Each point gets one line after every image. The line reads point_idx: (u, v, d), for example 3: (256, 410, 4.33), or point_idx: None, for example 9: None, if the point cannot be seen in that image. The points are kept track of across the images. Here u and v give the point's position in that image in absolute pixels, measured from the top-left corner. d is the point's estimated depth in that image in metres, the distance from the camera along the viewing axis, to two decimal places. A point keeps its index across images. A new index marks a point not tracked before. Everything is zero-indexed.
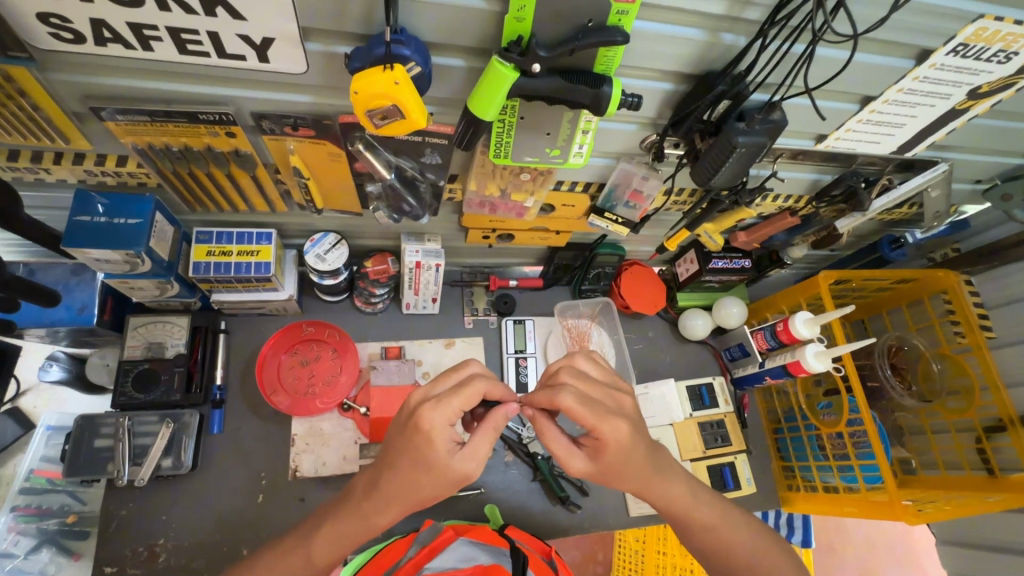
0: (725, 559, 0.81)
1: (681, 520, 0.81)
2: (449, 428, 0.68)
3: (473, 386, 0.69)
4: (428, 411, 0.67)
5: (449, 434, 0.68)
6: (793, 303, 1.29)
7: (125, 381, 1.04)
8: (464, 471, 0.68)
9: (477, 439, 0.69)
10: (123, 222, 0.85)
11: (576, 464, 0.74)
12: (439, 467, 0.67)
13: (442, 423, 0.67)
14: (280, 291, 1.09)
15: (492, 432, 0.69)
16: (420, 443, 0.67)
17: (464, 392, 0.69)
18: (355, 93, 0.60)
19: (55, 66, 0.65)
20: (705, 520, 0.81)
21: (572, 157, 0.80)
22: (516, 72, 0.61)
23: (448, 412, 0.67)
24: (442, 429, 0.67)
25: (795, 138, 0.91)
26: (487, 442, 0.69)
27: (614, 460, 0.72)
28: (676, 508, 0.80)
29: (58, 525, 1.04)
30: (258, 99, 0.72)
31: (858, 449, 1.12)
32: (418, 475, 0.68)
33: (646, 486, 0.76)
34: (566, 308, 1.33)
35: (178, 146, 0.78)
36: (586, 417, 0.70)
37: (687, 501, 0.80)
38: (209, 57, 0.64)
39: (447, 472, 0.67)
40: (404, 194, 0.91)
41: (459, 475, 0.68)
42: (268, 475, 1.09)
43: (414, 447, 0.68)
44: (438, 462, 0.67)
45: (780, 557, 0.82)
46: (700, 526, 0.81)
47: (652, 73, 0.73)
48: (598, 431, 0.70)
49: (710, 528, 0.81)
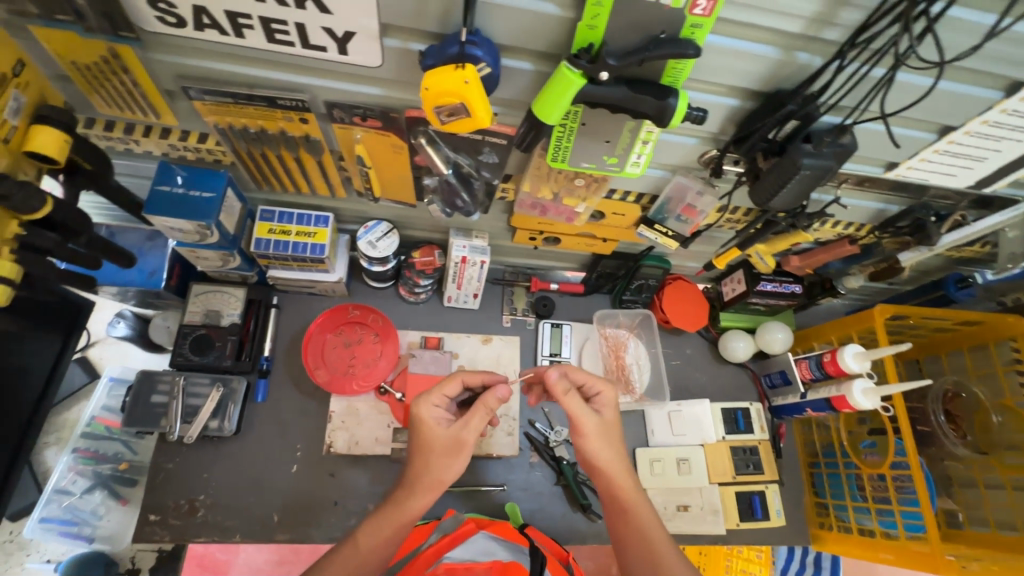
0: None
1: (627, 523, 0.81)
2: (435, 410, 0.83)
3: (456, 380, 0.86)
4: (418, 401, 0.83)
5: (435, 416, 0.82)
6: (843, 335, 1.24)
7: (183, 344, 1.11)
8: (458, 440, 0.80)
9: (469, 415, 0.81)
10: (198, 195, 0.91)
11: (589, 421, 0.84)
12: (440, 443, 0.80)
13: (428, 406, 0.82)
14: (331, 273, 1.14)
15: (486, 410, 0.81)
16: (419, 429, 0.82)
17: (445, 384, 0.85)
18: (426, 89, 0.63)
19: (156, 46, 0.70)
20: (651, 539, 0.79)
21: (629, 167, 0.79)
22: (583, 78, 0.63)
23: (433, 400, 0.83)
24: (429, 413, 0.82)
25: (864, 164, 0.88)
26: (478, 416, 0.81)
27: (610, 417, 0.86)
28: (630, 514, 0.81)
29: (111, 471, 1.19)
30: (332, 89, 0.76)
31: (901, 495, 1.07)
32: (429, 456, 0.80)
33: (604, 465, 0.83)
34: (605, 316, 1.32)
35: (255, 128, 0.83)
36: (586, 376, 0.88)
37: (642, 511, 0.81)
38: (294, 46, 0.68)
39: (445, 443, 0.80)
40: (458, 190, 0.93)
41: (457, 443, 0.80)
42: (303, 447, 1.13)
43: (418, 437, 0.82)
44: (436, 437, 0.81)
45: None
46: (646, 538, 0.79)
47: (719, 87, 0.73)
48: (598, 389, 0.88)
49: (657, 548, 0.79)
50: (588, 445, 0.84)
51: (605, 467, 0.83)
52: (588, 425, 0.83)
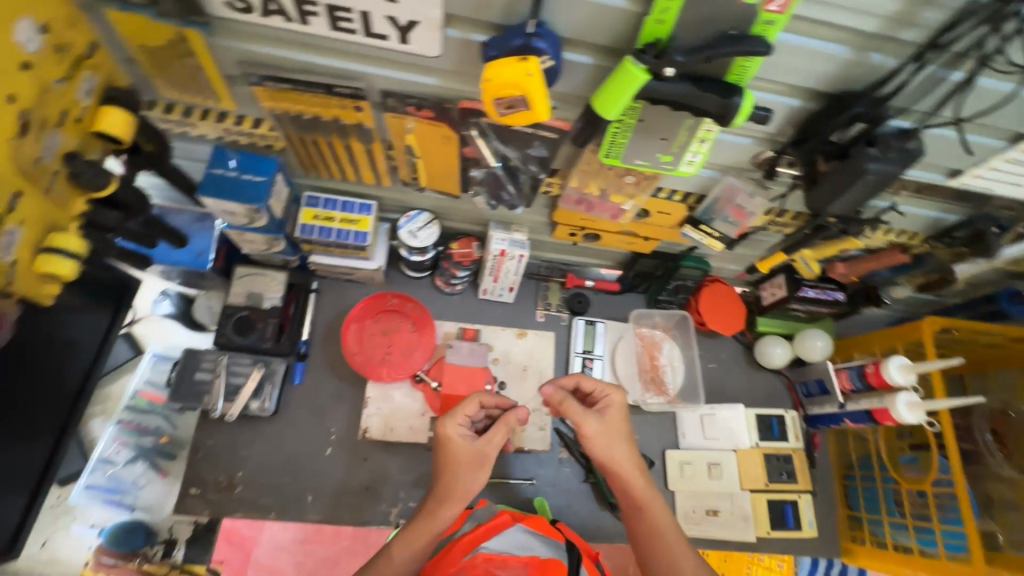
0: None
1: (645, 529, 0.79)
2: (460, 428, 0.84)
3: (473, 400, 0.88)
4: (442, 420, 0.84)
5: (461, 432, 0.84)
6: (886, 346, 1.21)
7: (225, 325, 1.13)
8: (483, 456, 0.83)
9: (492, 432, 0.84)
10: (250, 179, 0.93)
11: (589, 422, 0.84)
12: (467, 456, 0.82)
13: (453, 423, 0.84)
14: (371, 261, 1.16)
15: (506, 428, 0.85)
16: (444, 447, 0.84)
17: (464, 405, 0.87)
18: (487, 81, 0.63)
19: (222, 31, 0.72)
20: (670, 543, 0.78)
21: (683, 165, 0.78)
22: (648, 74, 0.62)
23: (458, 418, 0.85)
24: (454, 431, 0.84)
25: (927, 171, 0.85)
26: (501, 434, 0.84)
27: (617, 418, 0.85)
28: (644, 515, 0.80)
29: (152, 444, 1.24)
30: (390, 78, 0.76)
31: (943, 513, 1.04)
32: (457, 471, 0.81)
33: (621, 468, 0.82)
34: (640, 316, 1.31)
35: (310, 115, 0.84)
36: (594, 383, 0.89)
37: (659, 515, 0.80)
38: (356, 35, 0.68)
39: (472, 457, 0.82)
40: (504, 182, 0.95)
41: (482, 456, 0.82)
42: (338, 431, 1.15)
43: (445, 455, 0.83)
44: (461, 452, 0.82)
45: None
46: (664, 540, 0.78)
47: (783, 87, 0.71)
48: (605, 392, 0.87)
49: (673, 548, 0.77)
50: (599, 446, 0.83)
51: (615, 465, 0.83)
52: (589, 427, 0.83)
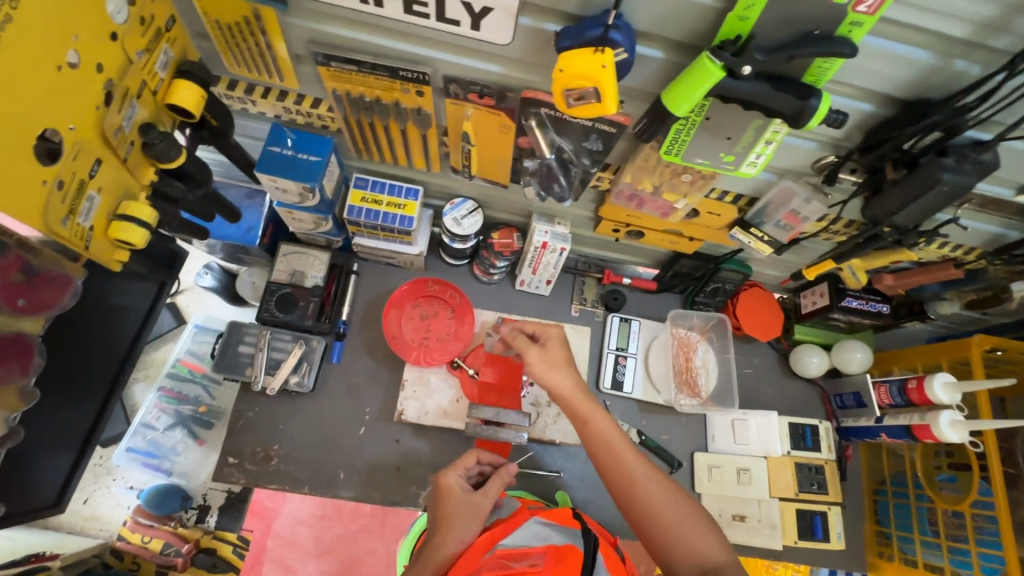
0: (628, 493, 0.80)
1: (592, 441, 0.86)
2: (457, 478, 0.96)
3: (469, 456, 1.00)
4: (443, 471, 0.98)
5: (458, 482, 0.96)
6: (930, 362, 1.18)
7: (269, 300, 1.15)
8: (479, 508, 0.92)
9: (488, 484, 0.96)
10: (305, 158, 0.94)
11: (531, 352, 0.96)
12: (463, 504, 0.92)
13: (452, 473, 0.97)
14: (413, 246, 1.18)
15: (501, 481, 0.96)
16: (441, 497, 0.94)
17: (463, 458, 1.00)
18: (560, 71, 0.63)
19: (296, 11, 0.73)
20: (613, 447, 0.84)
21: (744, 167, 0.77)
22: (723, 72, 0.61)
23: (455, 471, 0.97)
24: (453, 480, 0.96)
25: (995, 185, 0.83)
26: (496, 485, 0.96)
27: (557, 349, 0.96)
28: (588, 431, 0.87)
29: (191, 412, 1.27)
30: (455, 64, 0.76)
31: (980, 535, 1.03)
32: (453, 516, 0.90)
33: (564, 391, 0.91)
34: (678, 316, 1.29)
35: (371, 97, 0.85)
36: (537, 325, 1.02)
37: (601, 423, 0.86)
38: (428, 19, 0.68)
39: (467, 504, 0.92)
40: (557, 174, 0.94)
41: (476, 506, 0.92)
42: (372, 411, 1.17)
43: (442, 502, 0.93)
44: (457, 501, 0.93)
45: (682, 517, 0.77)
46: (609, 446, 0.84)
47: (860, 91, 0.69)
48: (546, 330, 1.00)
49: (619, 453, 0.83)
50: (540, 374, 0.94)
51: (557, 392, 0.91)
52: (532, 356, 0.95)
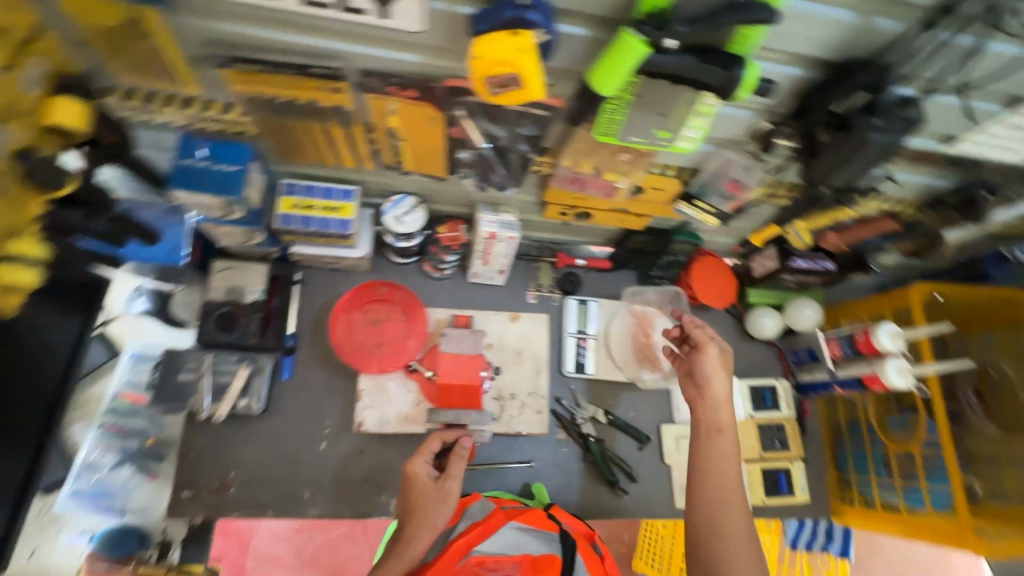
0: (711, 518, 0.81)
1: (707, 455, 0.86)
2: (423, 465, 0.87)
3: (433, 438, 0.92)
4: (409, 459, 0.88)
5: (424, 469, 0.87)
6: (875, 313, 1.23)
7: (207, 322, 1.09)
8: (446, 492, 0.85)
9: (451, 466, 0.87)
10: (224, 169, 0.87)
11: (709, 349, 0.94)
12: (430, 493, 0.84)
13: (417, 461, 0.88)
14: (356, 249, 1.12)
15: (461, 458, 0.89)
16: (409, 487, 0.86)
17: (427, 441, 0.91)
18: (477, 58, 0.59)
19: (184, 8, 0.65)
20: (723, 472, 0.84)
21: (680, 141, 0.75)
22: (647, 47, 0.58)
23: (421, 455, 0.89)
24: (419, 468, 0.87)
25: (924, 139, 0.84)
26: (459, 466, 0.87)
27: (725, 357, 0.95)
28: (713, 450, 0.86)
29: (138, 446, 1.20)
30: (369, 56, 0.71)
31: (930, 472, 1.08)
32: (421, 506, 0.83)
33: (718, 398, 0.90)
34: (634, 294, 1.31)
35: (285, 98, 0.78)
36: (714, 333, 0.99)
37: (727, 444, 0.86)
38: (332, 9, 0.63)
39: (435, 493, 0.84)
40: (494, 164, 0.91)
41: (444, 491, 0.85)
42: (332, 425, 1.13)
43: (409, 493, 0.85)
44: (426, 489, 0.85)
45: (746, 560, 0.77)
46: (721, 468, 0.84)
47: (789, 56, 0.68)
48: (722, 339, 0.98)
49: (730, 484, 0.83)
50: (705, 369, 0.93)
51: (710, 395, 0.91)
52: (710, 350, 0.94)
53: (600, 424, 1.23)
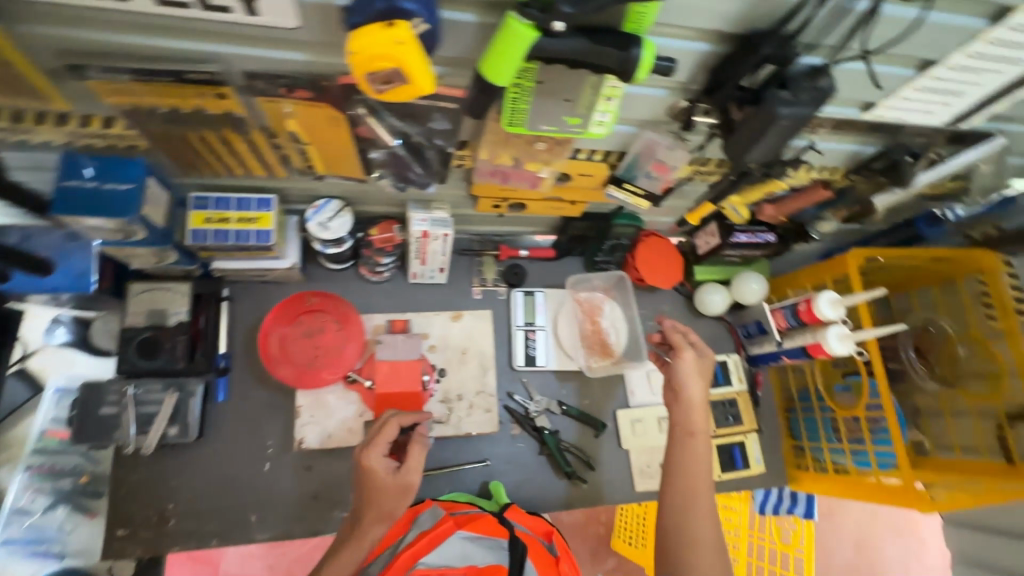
0: (679, 520, 0.84)
1: (681, 458, 0.90)
2: (382, 459, 0.84)
3: (390, 424, 0.88)
4: (365, 452, 0.84)
5: (382, 462, 0.84)
6: (816, 281, 1.24)
7: (127, 349, 1.01)
8: (406, 484, 0.83)
9: (411, 458, 0.85)
10: (114, 188, 0.80)
11: (686, 355, 0.97)
12: (390, 487, 0.82)
13: (375, 456, 0.84)
14: (283, 259, 1.07)
15: (421, 449, 0.86)
16: (365, 479, 0.84)
17: (384, 430, 0.87)
18: (354, 54, 0.55)
19: (28, 16, 0.59)
20: (695, 476, 0.88)
21: (593, 127, 0.72)
22: (536, 31, 0.55)
23: (376, 446, 0.85)
24: (376, 461, 0.84)
25: (841, 107, 0.83)
26: (419, 457, 0.85)
27: (705, 362, 0.98)
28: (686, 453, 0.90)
29: (72, 485, 1.12)
30: (249, 57, 0.65)
31: (875, 433, 1.10)
32: (378, 500, 0.82)
33: (694, 402, 0.94)
34: (578, 281, 1.28)
35: (167, 108, 0.72)
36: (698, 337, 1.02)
37: (699, 449, 0.90)
38: (191, 9, 0.57)
39: (395, 488, 0.82)
40: (409, 162, 0.86)
41: (403, 485, 0.83)
42: (275, 444, 1.08)
43: (366, 486, 0.83)
44: (384, 482, 0.82)
45: (708, 562, 0.80)
46: (693, 474, 0.88)
47: (692, 31, 0.65)
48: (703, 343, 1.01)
49: (698, 489, 0.87)
50: (680, 372, 0.96)
51: (684, 398, 0.94)
52: (686, 356, 0.97)
53: (554, 416, 1.22)
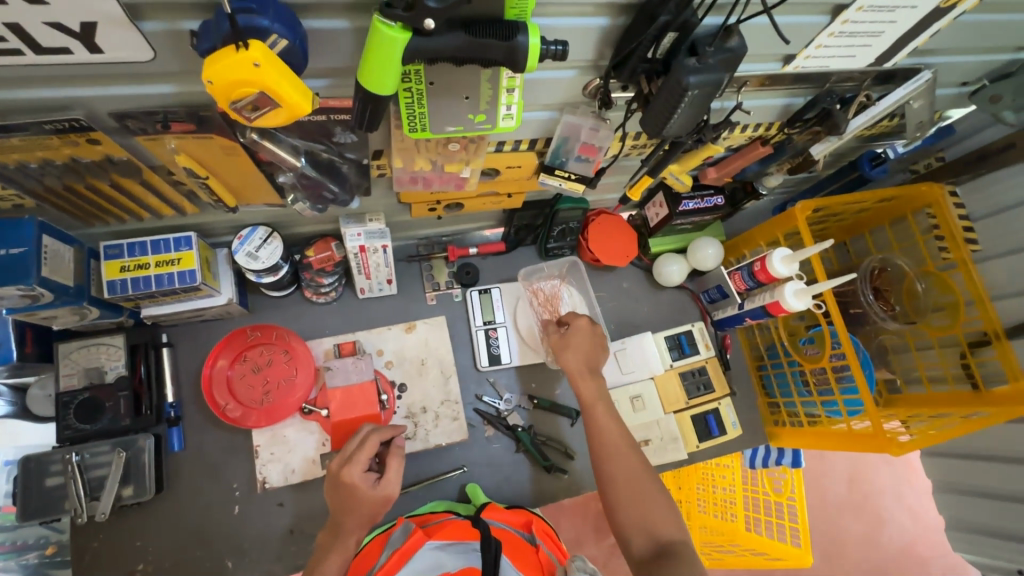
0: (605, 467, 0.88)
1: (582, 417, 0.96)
2: (364, 474, 0.82)
3: (371, 440, 0.86)
4: (347, 469, 0.81)
5: (360, 478, 0.81)
6: (769, 238, 1.22)
7: (66, 414, 0.96)
8: (388, 496, 0.83)
9: (392, 472, 0.83)
10: (5, 253, 0.75)
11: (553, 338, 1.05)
12: (370, 503, 0.81)
13: (358, 474, 0.81)
14: (218, 296, 1.02)
15: (400, 460, 0.86)
16: (347, 497, 0.81)
17: (366, 447, 0.84)
18: (211, 83, 0.50)
19: None
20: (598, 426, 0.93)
21: (501, 122, 0.68)
22: (408, 32, 0.50)
23: (359, 462, 0.82)
24: (356, 478, 0.81)
25: (759, 63, 0.80)
26: (398, 472, 0.84)
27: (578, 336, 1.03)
28: (592, 415, 0.94)
29: (38, 559, 1.00)
30: (112, 97, 0.60)
31: (841, 383, 1.09)
32: (357, 516, 0.80)
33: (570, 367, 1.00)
34: (530, 272, 1.25)
35: (38, 162, 0.66)
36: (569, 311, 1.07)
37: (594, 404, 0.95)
38: (25, 55, 0.51)
39: (375, 503, 0.81)
40: (324, 182, 0.81)
41: (386, 498, 0.82)
42: (241, 486, 1.05)
43: (345, 501, 0.81)
44: (364, 496, 0.81)
45: (636, 494, 0.85)
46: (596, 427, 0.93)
47: (585, 7, 0.61)
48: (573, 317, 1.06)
49: (606, 433, 0.91)
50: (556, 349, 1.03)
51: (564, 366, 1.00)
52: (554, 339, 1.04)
53: (526, 411, 1.20)
